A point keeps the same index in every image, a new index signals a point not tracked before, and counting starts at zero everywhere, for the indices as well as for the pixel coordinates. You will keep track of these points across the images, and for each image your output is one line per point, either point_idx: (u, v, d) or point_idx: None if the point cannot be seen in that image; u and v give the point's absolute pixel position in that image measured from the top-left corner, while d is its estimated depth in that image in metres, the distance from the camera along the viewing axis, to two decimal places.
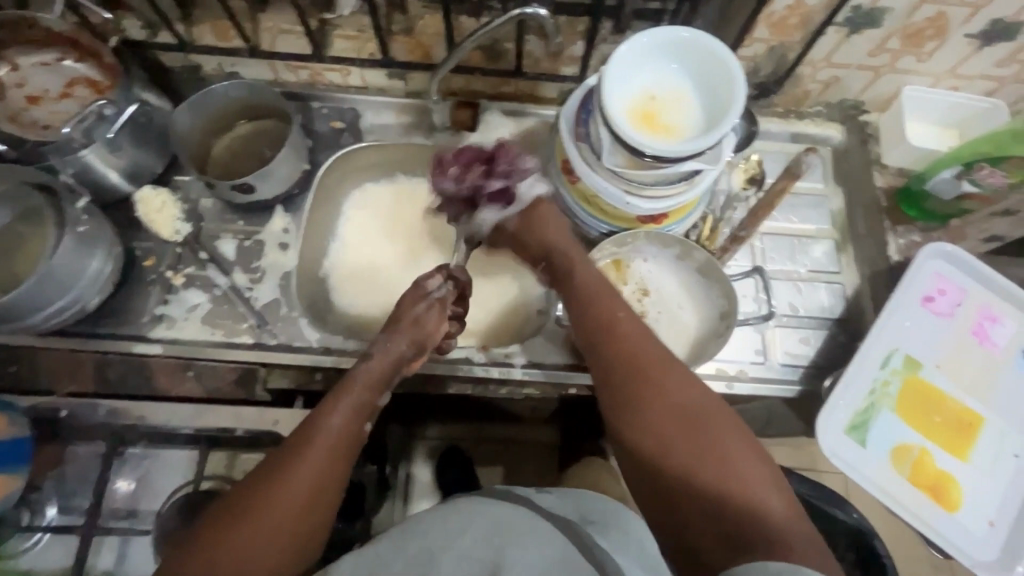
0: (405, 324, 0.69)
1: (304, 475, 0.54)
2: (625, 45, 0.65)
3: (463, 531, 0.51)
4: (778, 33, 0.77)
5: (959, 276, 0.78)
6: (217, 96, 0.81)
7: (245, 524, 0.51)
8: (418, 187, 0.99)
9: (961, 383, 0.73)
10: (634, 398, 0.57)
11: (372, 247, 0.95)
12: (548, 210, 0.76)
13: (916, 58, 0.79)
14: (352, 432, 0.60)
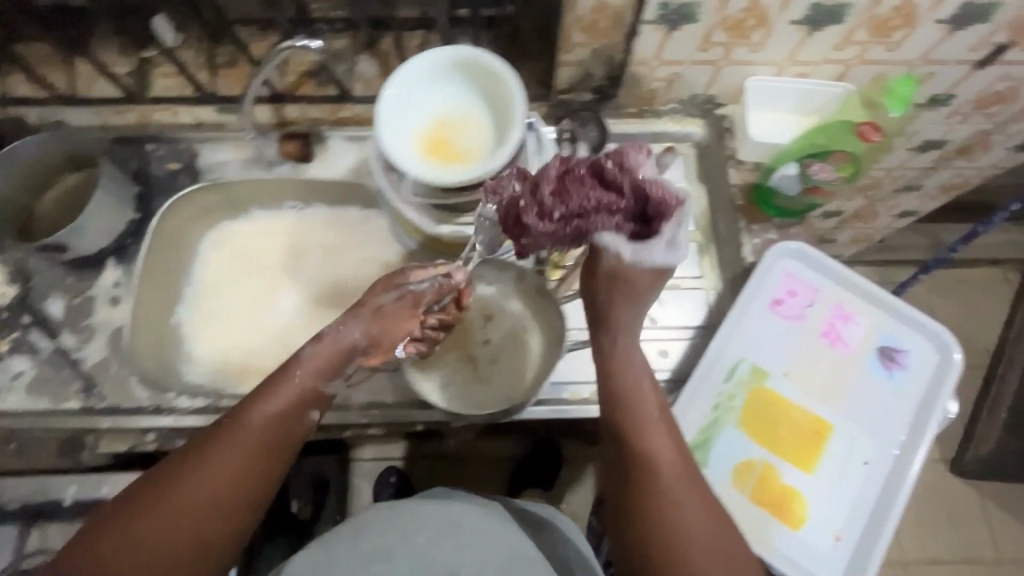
0: (370, 311, 0.63)
1: (214, 469, 0.52)
2: (400, 74, 0.61)
3: (416, 532, 0.66)
4: (596, 36, 0.73)
5: (811, 275, 0.75)
6: (24, 153, 0.78)
7: (149, 513, 0.50)
8: (275, 220, 0.95)
9: (809, 389, 0.70)
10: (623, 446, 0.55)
11: (228, 290, 0.92)
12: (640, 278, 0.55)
13: (749, 48, 0.75)
14: (285, 420, 0.57)
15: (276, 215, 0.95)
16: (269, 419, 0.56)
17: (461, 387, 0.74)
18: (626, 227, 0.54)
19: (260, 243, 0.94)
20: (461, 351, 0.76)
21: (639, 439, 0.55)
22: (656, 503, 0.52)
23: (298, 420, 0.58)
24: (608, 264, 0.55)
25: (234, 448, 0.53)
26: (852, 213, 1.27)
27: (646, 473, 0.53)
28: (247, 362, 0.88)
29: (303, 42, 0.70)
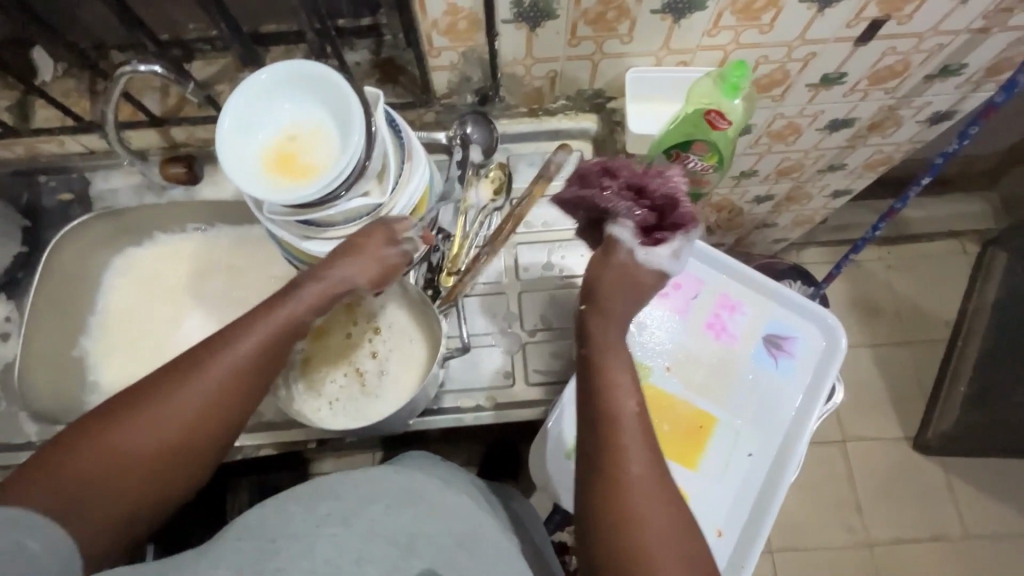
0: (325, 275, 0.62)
1: (198, 390, 0.54)
2: (238, 93, 0.61)
3: (377, 497, 0.55)
4: (459, 40, 0.72)
5: (696, 266, 0.74)
6: None
7: (127, 425, 0.51)
8: (180, 243, 0.95)
9: (692, 384, 0.69)
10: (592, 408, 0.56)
11: (136, 316, 0.92)
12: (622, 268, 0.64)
13: (619, 41, 0.74)
14: (269, 349, 0.57)
15: (180, 237, 0.95)
16: (253, 349, 0.56)
17: (348, 403, 0.74)
18: (638, 215, 0.65)
19: (166, 267, 0.94)
20: (348, 366, 0.76)
21: (610, 399, 0.56)
22: (620, 462, 0.53)
23: (282, 349, 0.58)
24: (613, 261, 0.65)
25: (215, 374, 0.54)
26: (785, 195, 1.26)
27: (610, 438, 0.54)
28: None
29: (139, 66, 0.69)
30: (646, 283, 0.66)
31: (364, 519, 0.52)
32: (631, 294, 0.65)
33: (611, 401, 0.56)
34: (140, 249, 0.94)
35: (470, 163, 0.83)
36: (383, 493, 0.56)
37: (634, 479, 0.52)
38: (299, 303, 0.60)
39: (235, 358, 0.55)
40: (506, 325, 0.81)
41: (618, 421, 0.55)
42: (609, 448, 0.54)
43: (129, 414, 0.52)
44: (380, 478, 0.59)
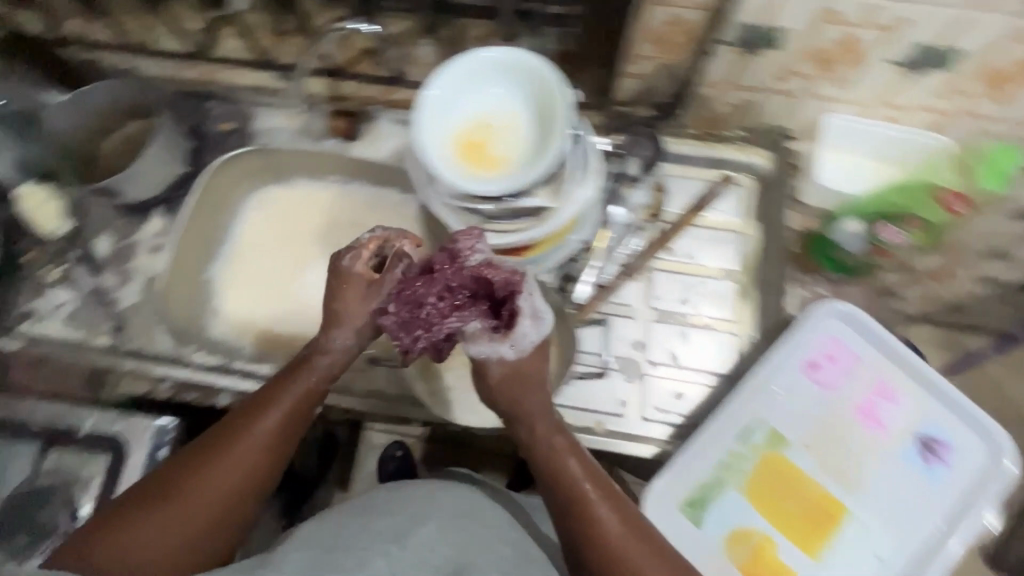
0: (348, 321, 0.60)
1: (221, 476, 0.52)
2: (445, 71, 0.59)
3: (425, 519, 0.55)
4: (665, 51, 0.68)
5: (856, 342, 0.68)
6: (96, 95, 0.82)
7: (150, 514, 0.50)
8: (315, 190, 0.93)
9: (828, 466, 0.65)
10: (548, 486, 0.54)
11: (263, 251, 0.89)
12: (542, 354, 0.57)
13: (833, 84, 0.68)
14: (289, 428, 0.56)
15: (316, 184, 0.93)
16: (270, 431, 0.54)
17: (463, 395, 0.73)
18: (474, 316, 0.56)
19: (297, 210, 0.92)
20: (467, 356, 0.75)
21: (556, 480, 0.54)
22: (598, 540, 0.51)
23: (303, 415, 0.57)
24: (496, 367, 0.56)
25: (243, 462, 0.53)
26: None
27: (577, 510, 0.52)
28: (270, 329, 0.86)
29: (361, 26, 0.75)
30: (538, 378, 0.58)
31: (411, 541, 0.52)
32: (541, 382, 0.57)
33: (564, 476, 0.53)
34: (273, 188, 0.92)
35: (624, 176, 0.79)
36: (428, 519, 0.56)
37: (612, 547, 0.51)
38: (308, 374, 0.58)
39: (259, 439, 0.54)
40: (631, 351, 0.77)
41: (579, 499, 0.52)
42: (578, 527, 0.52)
43: (151, 508, 0.50)
44: (410, 494, 0.59)
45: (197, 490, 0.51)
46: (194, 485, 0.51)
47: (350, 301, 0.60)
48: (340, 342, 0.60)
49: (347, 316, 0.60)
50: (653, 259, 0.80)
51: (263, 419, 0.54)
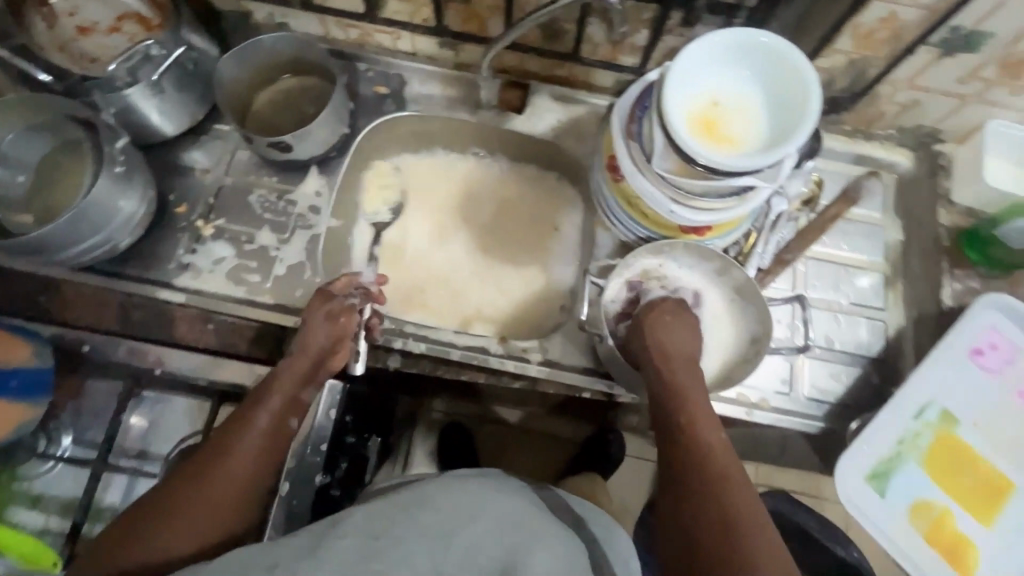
0: (319, 317, 0.69)
1: (233, 470, 0.57)
2: (696, 44, 0.62)
3: (474, 518, 0.50)
4: (862, 47, 0.71)
5: (1015, 332, 0.73)
6: (264, 48, 0.80)
7: (175, 514, 0.54)
8: (456, 163, 0.92)
9: (998, 445, 0.70)
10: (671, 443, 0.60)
11: (402, 220, 0.88)
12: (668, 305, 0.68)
13: (1009, 91, 0.72)
14: (275, 431, 0.61)
15: (456, 157, 0.92)
16: (257, 440, 0.60)
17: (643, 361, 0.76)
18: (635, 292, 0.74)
19: (440, 181, 0.90)
20: None
21: (691, 441, 0.59)
22: (715, 496, 0.55)
23: (286, 431, 0.63)
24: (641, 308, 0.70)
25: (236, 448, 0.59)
26: None
27: (695, 465, 0.57)
28: (415, 294, 0.85)
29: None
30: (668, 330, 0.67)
31: (440, 517, 0.49)
32: (683, 335, 0.66)
33: (693, 439, 0.59)
34: (416, 158, 0.91)
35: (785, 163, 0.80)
36: (485, 514, 0.50)
37: (732, 510, 0.54)
38: (283, 378, 0.65)
39: (245, 446, 0.59)
40: (789, 335, 0.80)
41: (704, 458, 0.57)
42: (692, 484, 0.56)
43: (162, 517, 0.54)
44: (461, 491, 0.53)
45: (215, 476, 0.57)
46: (206, 476, 0.56)
47: (313, 312, 0.69)
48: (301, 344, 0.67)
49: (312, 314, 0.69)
50: (809, 246, 0.82)
51: (263, 409, 0.62)
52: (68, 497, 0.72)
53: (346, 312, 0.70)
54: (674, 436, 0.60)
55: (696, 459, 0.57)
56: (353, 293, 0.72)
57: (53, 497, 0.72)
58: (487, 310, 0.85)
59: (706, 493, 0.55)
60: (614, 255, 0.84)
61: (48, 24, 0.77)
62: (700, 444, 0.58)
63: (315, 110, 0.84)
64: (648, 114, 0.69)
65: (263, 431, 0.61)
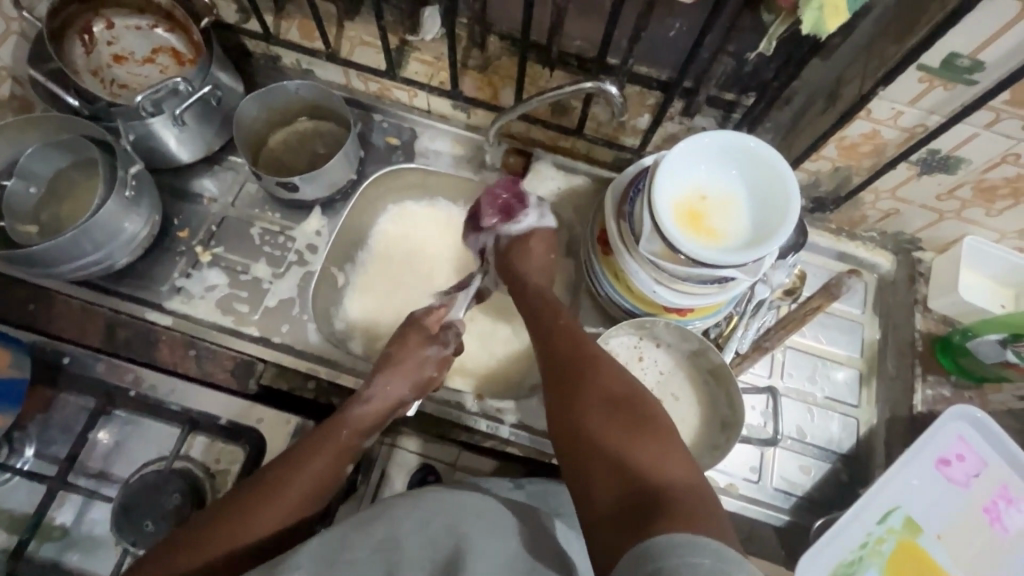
0: (406, 367, 0.72)
1: (277, 509, 0.60)
2: (688, 139, 0.66)
3: (430, 520, 0.53)
4: (847, 156, 0.76)
5: (984, 445, 0.73)
6: (286, 92, 0.85)
7: (239, 521, 0.58)
8: (455, 214, 0.93)
9: (959, 560, 0.69)
10: (556, 379, 0.62)
11: (397, 264, 0.89)
12: (540, 236, 0.82)
13: (984, 212, 0.76)
14: (327, 477, 0.64)
15: (459, 209, 0.93)
16: (307, 483, 0.62)
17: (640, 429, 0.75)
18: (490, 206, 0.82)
19: (437, 231, 0.91)
20: None
21: (584, 369, 0.61)
22: (645, 432, 0.53)
23: (337, 475, 0.65)
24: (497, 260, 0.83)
25: (292, 491, 0.61)
26: None
27: (575, 388, 0.59)
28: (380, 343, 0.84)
29: (608, 86, 0.74)
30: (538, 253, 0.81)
31: (394, 530, 0.53)
32: (540, 259, 0.80)
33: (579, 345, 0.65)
34: (418, 205, 0.92)
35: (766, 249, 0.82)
36: (445, 511, 0.54)
37: (655, 422, 0.54)
38: (348, 424, 0.67)
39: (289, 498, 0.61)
40: (761, 422, 0.81)
41: (633, 398, 0.57)
42: (617, 418, 0.55)
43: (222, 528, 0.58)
44: (429, 502, 0.55)
45: (268, 510, 0.59)
46: (263, 507, 0.59)
47: (405, 357, 0.72)
48: (378, 394, 0.70)
49: (398, 366, 0.72)
50: (789, 336, 0.84)
51: (315, 458, 0.64)
52: (18, 513, 0.71)
53: (435, 365, 0.74)
54: (597, 363, 0.61)
55: (628, 387, 0.58)
56: (444, 343, 0.76)
57: (2, 510, 0.71)
58: (468, 363, 0.85)
59: (628, 423, 0.54)
60: (597, 323, 0.85)
61: (86, 49, 0.81)
62: (590, 380, 0.59)
63: (327, 154, 0.88)
64: (640, 196, 0.71)
65: (314, 477, 0.63)
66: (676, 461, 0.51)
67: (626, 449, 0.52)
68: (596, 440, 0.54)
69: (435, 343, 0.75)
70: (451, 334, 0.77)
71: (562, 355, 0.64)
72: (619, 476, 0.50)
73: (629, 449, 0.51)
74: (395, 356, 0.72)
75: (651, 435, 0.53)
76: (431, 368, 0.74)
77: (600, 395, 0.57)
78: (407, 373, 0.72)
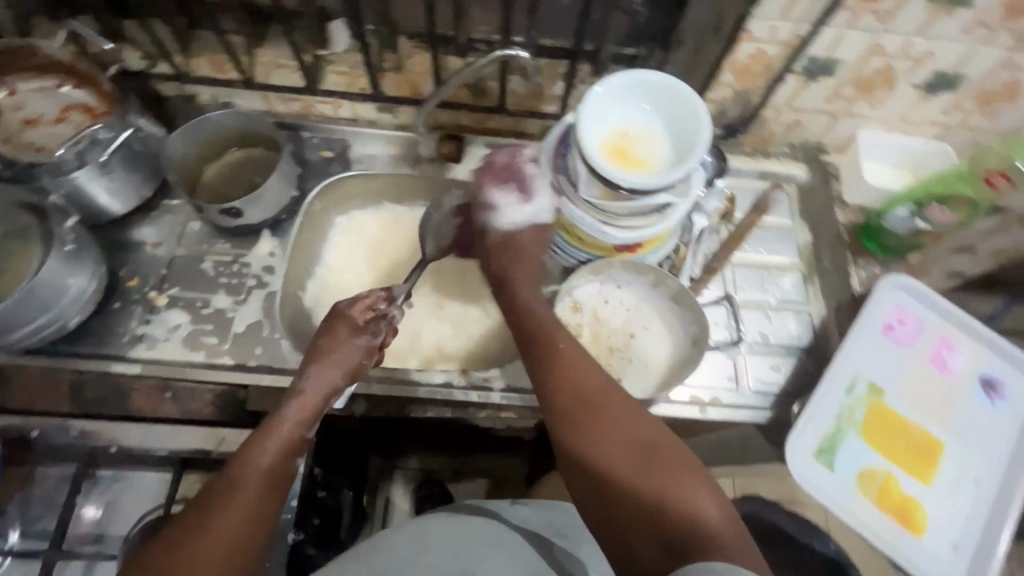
0: (336, 354, 0.69)
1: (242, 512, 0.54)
2: (600, 86, 0.71)
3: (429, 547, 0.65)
4: (742, 79, 0.83)
5: (918, 307, 0.82)
6: (211, 124, 0.85)
7: (199, 539, 0.51)
8: (403, 214, 0.96)
9: (923, 409, 0.76)
10: (567, 420, 0.59)
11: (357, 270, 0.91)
12: (530, 233, 0.79)
13: (869, 104, 0.86)
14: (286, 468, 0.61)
15: (407, 209, 0.96)
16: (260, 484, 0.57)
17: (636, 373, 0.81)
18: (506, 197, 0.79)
19: (392, 232, 0.94)
20: (603, 344, 0.82)
21: (600, 404, 0.59)
22: (669, 474, 0.53)
23: (285, 480, 0.60)
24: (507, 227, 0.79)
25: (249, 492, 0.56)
26: None
27: (590, 432, 0.57)
28: None
29: (514, 50, 0.78)
30: (525, 248, 0.78)
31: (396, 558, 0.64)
32: (529, 243, 0.78)
33: (572, 366, 0.63)
34: (366, 213, 0.95)
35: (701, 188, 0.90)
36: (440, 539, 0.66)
37: (675, 451, 0.56)
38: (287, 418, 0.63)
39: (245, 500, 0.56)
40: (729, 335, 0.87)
41: (653, 432, 0.57)
42: (639, 455, 0.55)
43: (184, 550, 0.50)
44: (428, 529, 0.68)
45: (226, 518, 0.53)
46: (222, 515, 0.53)
47: (336, 347, 0.70)
48: (311, 385, 0.66)
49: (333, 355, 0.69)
50: (732, 255, 0.92)
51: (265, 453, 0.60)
52: None
53: (364, 354, 0.71)
54: (603, 393, 0.60)
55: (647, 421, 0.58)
56: (374, 334, 0.73)
57: None
58: (446, 346, 0.88)
59: (658, 461, 0.55)
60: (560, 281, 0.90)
61: None
62: (607, 419, 0.58)
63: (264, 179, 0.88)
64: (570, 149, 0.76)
65: (262, 473, 0.58)
66: (707, 496, 0.53)
67: (653, 500, 0.52)
68: (618, 495, 0.54)
69: (365, 333, 0.72)
70: (384, 324, 0.74)
71: (568, 386, 0.61)
72: (653, 515, 0.52)
73: (658, 488, 0.53)
74: (323, 346, 0.69)
75: (674, 464, 0.55)
76: (361, 356, 0.71)
77: (627, 437, 0.57)
78: (337, 359, 0.69)
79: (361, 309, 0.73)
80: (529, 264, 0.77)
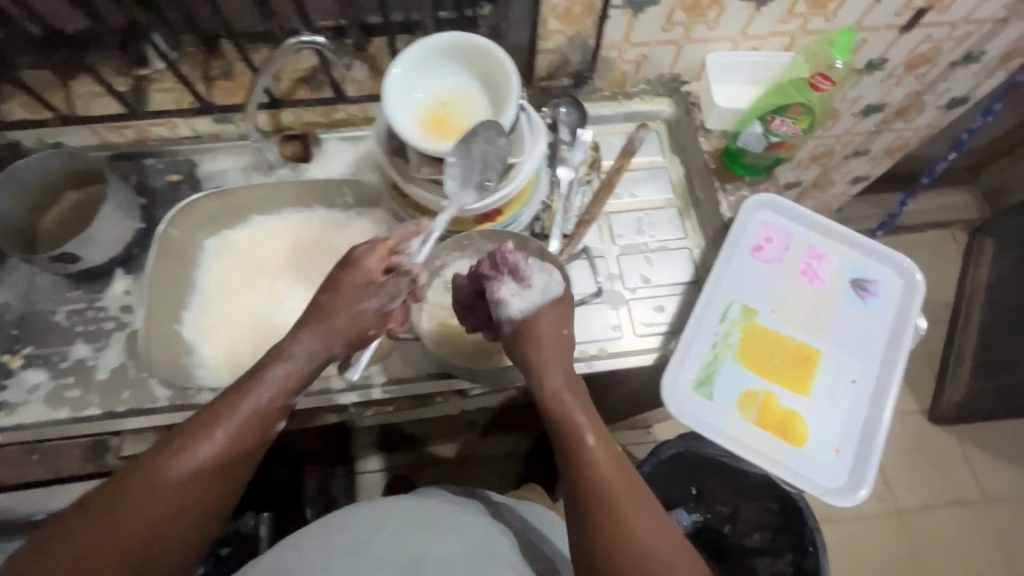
0: (341, 316, 0.64)
1: (193, 484, 0.54)
2: (403, 55, 0.67)
3: (381, 527, 0.65)
4: (570, 23, 0.80)
5: (785, 222, 0.82)
6: (32, 170, 0.80)
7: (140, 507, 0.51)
8: (273, 223, 0.93)
9: (796, 322, 0.77)
10: (580, 513, 0.57)
11: (232, 289, 0.89)
12: (547, 317, 0.68)
13: (706, 27, 0.84)
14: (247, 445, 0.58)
15: (278, 218, 0.93)
16: (217, 449, 0.55)
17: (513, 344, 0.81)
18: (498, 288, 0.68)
19: (263, 246, 0.91)
20: None
21: (619, 497, 0.56)
22: None
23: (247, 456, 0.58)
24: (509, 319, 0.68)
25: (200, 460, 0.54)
26: (809, 183, 1.37)
27: (608, 528, 0.55)
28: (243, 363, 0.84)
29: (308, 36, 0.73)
30: (546, 331, 0.67)
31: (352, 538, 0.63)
32: (547, 328, 0.67)
33: (587, 454, 0.59)
34: (236, 231, 0.92)
35: (561, 142, 0.89)
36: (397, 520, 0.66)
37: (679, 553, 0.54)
38: (264, 388, 0.59)
39: (198, 459, 0.54)
40: (610, 284, 0.86)
41: (667, 533, 0.55)
42: (654, 557, 0.53)
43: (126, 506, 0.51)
44: (373, 514, 0.67)
45: (179, 485, 0.53)
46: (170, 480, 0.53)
47: (339, 303, 0.64)
48: (301, 351, 0.62)
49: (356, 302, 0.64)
50: (606, 205, 0.90)
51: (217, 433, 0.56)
52: None
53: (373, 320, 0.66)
54: (619, 485, 0.57)
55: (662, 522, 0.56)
56: (388, 295, 0.66)
57: None
58: None
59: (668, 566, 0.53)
60: None
61: None
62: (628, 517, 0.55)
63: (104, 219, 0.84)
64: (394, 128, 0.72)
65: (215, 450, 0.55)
66: None
67: None
68: None
69: (378, 291, 0.65)
70: (400, 281, 0.66)
71: (585, 476, 0.58)
72: None
73: None
74: (324, 302, 0.64)
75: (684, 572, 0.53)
76: (369, 322, 0.65)
77: (644, 536, 0.54)
78: (343, 317, 0.64)
79: (381, 257, 0.66)
80: (558, 347, 0.67)
